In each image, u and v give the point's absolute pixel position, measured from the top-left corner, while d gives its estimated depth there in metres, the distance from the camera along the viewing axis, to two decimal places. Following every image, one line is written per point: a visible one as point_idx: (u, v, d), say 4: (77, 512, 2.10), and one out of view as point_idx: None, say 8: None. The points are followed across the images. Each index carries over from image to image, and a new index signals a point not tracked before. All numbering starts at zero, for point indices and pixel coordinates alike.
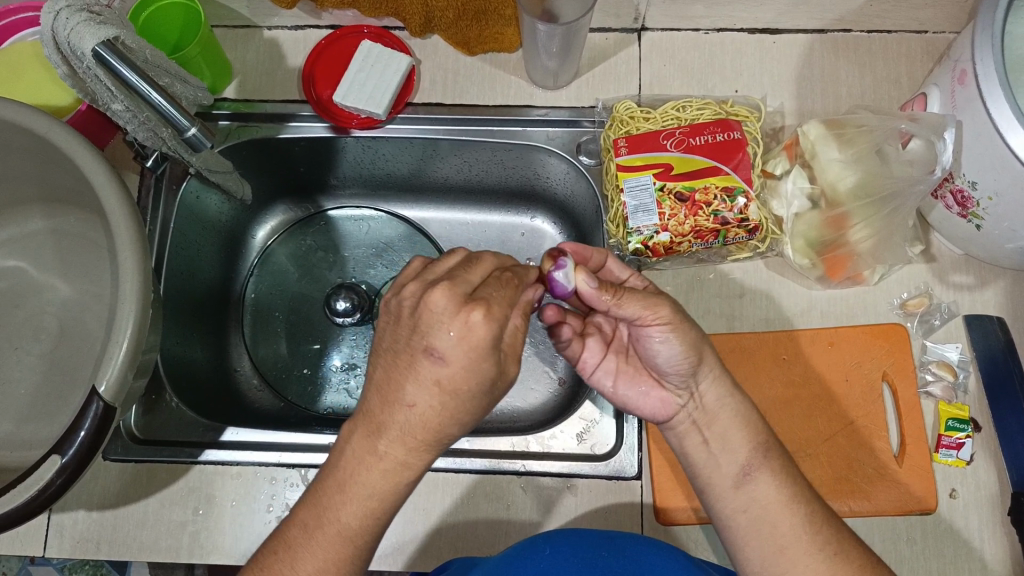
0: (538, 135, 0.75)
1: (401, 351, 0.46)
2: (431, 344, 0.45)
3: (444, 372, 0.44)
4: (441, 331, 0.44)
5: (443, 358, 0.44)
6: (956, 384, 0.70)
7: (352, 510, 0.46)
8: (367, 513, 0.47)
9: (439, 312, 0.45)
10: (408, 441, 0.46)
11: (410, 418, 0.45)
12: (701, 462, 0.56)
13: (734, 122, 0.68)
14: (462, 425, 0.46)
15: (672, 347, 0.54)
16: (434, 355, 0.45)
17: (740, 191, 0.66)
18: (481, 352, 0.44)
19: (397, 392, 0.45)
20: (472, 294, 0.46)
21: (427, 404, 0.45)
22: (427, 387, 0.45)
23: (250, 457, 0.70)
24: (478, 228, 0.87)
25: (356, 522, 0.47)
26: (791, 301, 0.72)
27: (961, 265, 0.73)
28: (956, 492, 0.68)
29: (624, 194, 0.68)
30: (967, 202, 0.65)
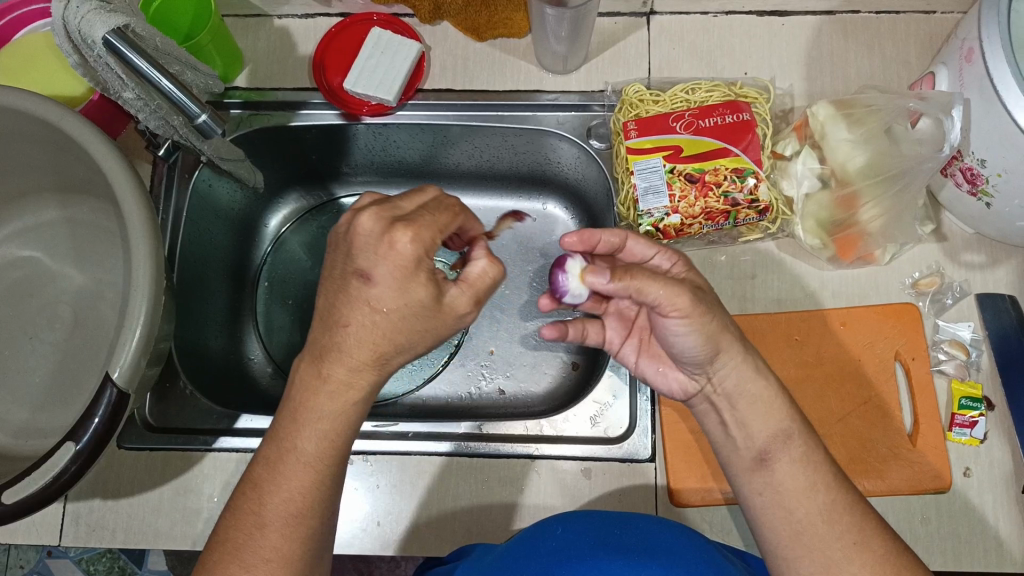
0: (549, 118, 0.75)
1: (339, 277, 0.49)
2: (362, 268, 0.47)
3: (373, 292, 0.47)
4: (370, 254, 0.47)
5: (375, 280, 0.47)
6: (970, 362, 0.70)
7: (307, 435, 0.49)
8: (322, 438, 0.49)
9: (367, 235, 0.47)
10: (351, 361, 0.48)
11: (358, 338, 0.48)
12: (723, 438, 0.58)
13: (744, 104, 0.68)
14: (400, 345, 0.48)
15: (689, 335, 0.54)
16: (364, 277, 0.47)
17: (750, 172, 0.67)
18: (408, 273, 0.47)
19: (336, 315, 0.48)
20: (398, 214, 0.48)
21: (361, 325, 0.47)
22: (366, 313, 0.47)
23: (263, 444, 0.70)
24: (491, 215, 0.87)
25: (311, 447, 0.49)
26: (804, 282, 0.72)
27: (973, 243, 0.72)
28: (970, 471, 0.68)
29: (634, 176, 0.68)
30: (976, 179, 0.65)
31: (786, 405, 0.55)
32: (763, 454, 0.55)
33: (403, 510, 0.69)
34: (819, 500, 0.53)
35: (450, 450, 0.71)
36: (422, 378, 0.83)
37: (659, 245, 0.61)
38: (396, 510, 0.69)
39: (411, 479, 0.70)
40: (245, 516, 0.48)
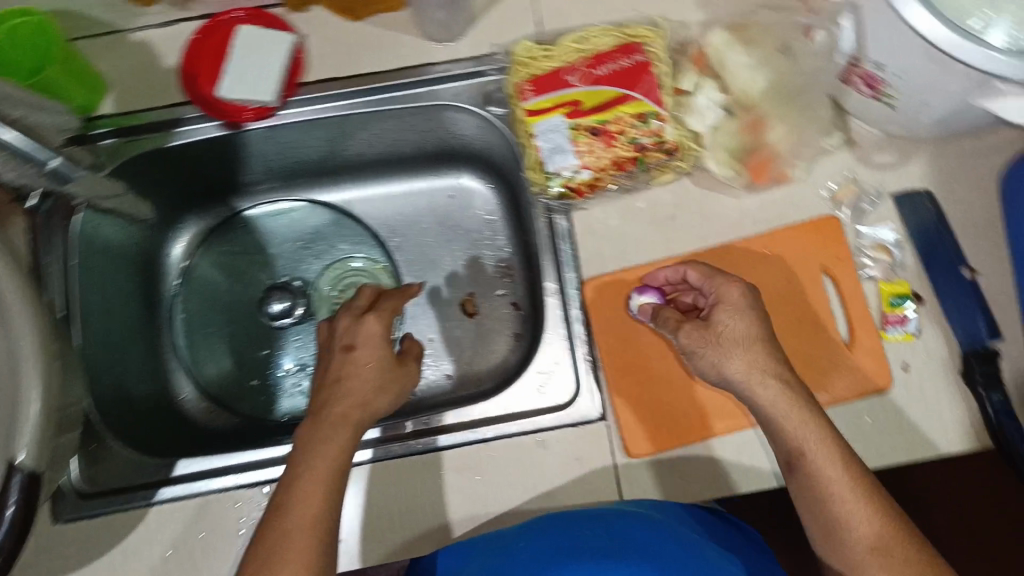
0: (443, 92, 0.72)
1: (327, 355, 0.63)
2: (347, 341, 0.62)
3: (358, 352, 0.61)
4: (352, 330, 0.62)
5: (357, 346, 0.61)
6: (895, 262, 0.71)
7: (321, 459, 0.55)
8: (332, 463, 0.55)
9: (347, 319, 0.63)
10: (352, 403, 0.58)
11: (350, 387, 0.59)
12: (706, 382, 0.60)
13: (636, 45, 0.67)
14: (384, 388, 0.60)
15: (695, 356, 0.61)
16: (348, 346, 0.62)
17: (652, 114, 0.66)
18: (382, 338, 0.62)
19: (332, 377, 0.60)
20: (366, 306, 0.65)
21: (356, 377, 0.60)
22: (357, 370, 0.60)
23: (208, 485, 0.65)
24: (407, 200, 0.85)
25: (326, 467, 0.55)
26: (725, 213, 0.72)
27: (882, 143, 0.72)
28: (908, 365, 0.69)
29: (537, 138, 0.67)
30: (877, 84, 0.63)
31: None
32: None
33: (353, 530, 0.66)
34: None
35: (402, 451, 0.69)
36: None
37: (708, 275, 0.62)
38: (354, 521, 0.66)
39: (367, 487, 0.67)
40: (265, 544, 0.52)
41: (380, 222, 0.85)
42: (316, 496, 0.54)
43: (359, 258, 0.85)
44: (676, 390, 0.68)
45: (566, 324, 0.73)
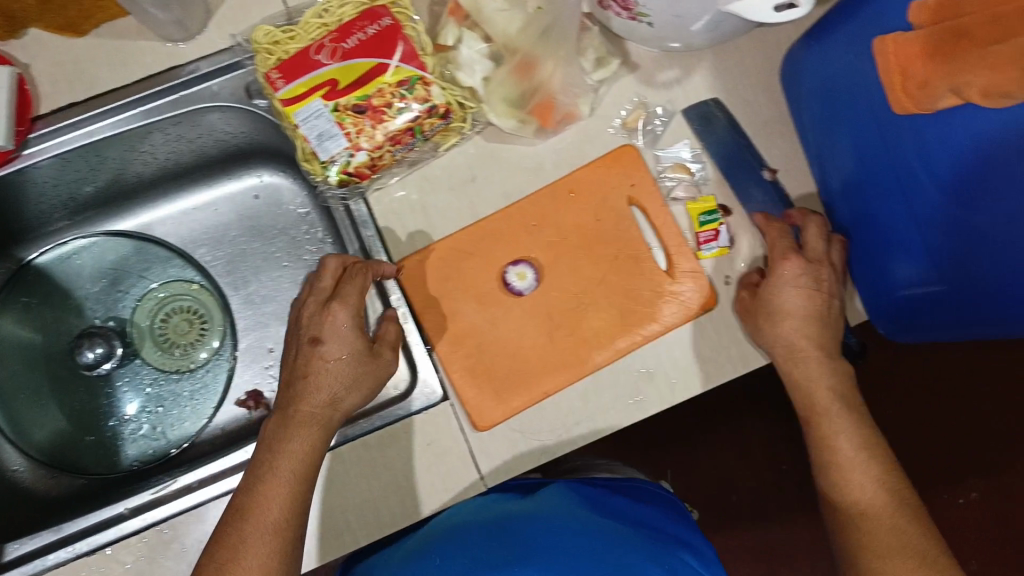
0: (202, 92, 0.66)
1: (298, 344, 0.62)
2: (312, 336, 0.61)
3: (322, 349, 0.60)
4: (316, 325, 0.61)
5: (322, 345, 0.60)
6: (697, 179, 0.70)
7: (279, 492, 0.57)
8: (293, 493, 0.57)
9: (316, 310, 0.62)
10: (309, 422, 0.59)
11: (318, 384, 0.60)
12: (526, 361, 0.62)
13: (382, 8, 0.62)
14: (355, 395, 0.61)
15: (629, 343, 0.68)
16: (315, 343, 0.61)
17: (415, 79, 0.61)
18: (351, 335, 0.61)
19: (307, 374, 0.60)
20: (330, 293, 0.63)
21: (323, 383, 0.60)
22: (321, 373, 0.60)
23: (41, 563, 0.63)
24: (210, 210, 0.81)
25: (280, 508, 0.57)
26: (522, 164, 0.70)
27: (663, 61, 0.71)
28: (729, 277, 0.70)
29: (301, 128, 0.61)
30: (628, 4, 0.61)
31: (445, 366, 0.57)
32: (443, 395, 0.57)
33: None
34: None
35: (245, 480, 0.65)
36: (210, 408, 0.79)
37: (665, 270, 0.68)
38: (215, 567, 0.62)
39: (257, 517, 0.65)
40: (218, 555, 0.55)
41: (188, 239, 0.81)
42: (281, 496, 0.57)
43: (173, 283, 0.81)
44: (507, 353, 0.68)
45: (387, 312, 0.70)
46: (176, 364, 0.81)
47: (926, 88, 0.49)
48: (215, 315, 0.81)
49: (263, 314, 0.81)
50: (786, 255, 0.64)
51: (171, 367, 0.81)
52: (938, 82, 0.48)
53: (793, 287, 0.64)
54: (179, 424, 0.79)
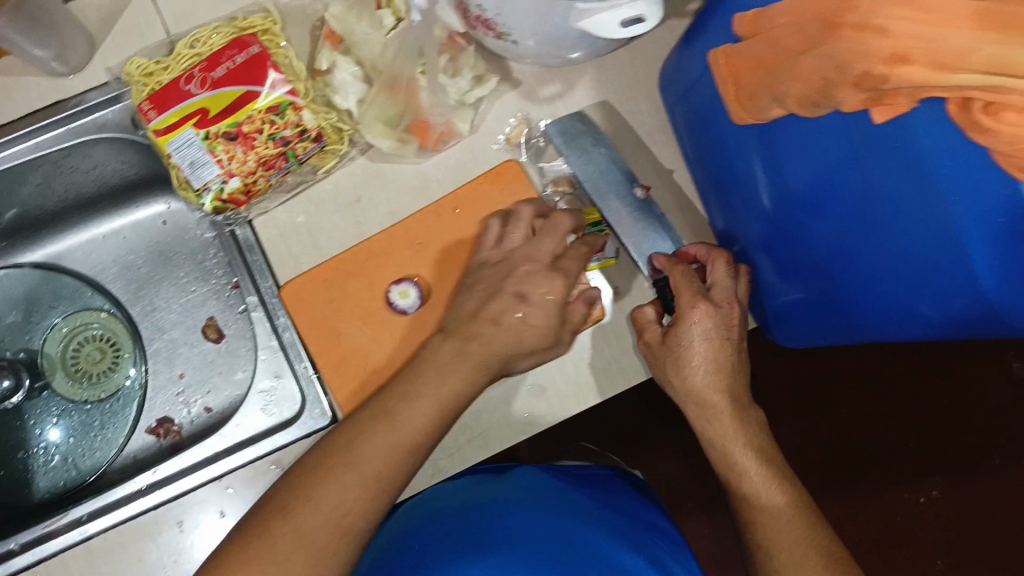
0: (88, 125, 0.68)
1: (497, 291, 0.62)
2: (519, 289, 0.61)
3: (528, 303, 0.61)
4: (531, 282, 0.61)
5: (529, 296, 0.61)
6: (582, 192, 0.71)
7: (374, 458, 0.55)
8: (388, 458, 0.55)
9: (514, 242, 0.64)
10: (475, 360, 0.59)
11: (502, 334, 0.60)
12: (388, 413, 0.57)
13: (250, 37, 0.63)
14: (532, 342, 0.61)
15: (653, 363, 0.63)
16: (520, 295, 0.61)
17: (286, 104, 0.63)
18: (550, 273, 0.62)
19: (488, 313, 0.61)
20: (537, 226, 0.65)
21: (507, 327, 0.60)
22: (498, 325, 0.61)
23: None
24: (118, 239, 0.83)
25: (382, 467, 0.55)
26: (407, 182, 0.71)
27: (546, 76, 0.72)
28: (620, 290, 0.70)
29: (174, 157, 0.63)
30: (492, 24, 0.62)
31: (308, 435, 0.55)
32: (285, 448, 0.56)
33: None
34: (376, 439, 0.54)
35: (135, 510, 0.67)
36: (121, 437, 0.80)
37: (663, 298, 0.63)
38: None
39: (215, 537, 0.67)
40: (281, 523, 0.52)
41: (99, 268, 0.83)
42: (392, 448, 0.55)
43: (83, 313, 0.83)
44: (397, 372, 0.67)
45: (277, 336, 0.71)
46: (88, 393, 0.82)
47: (754, 99, 0.49)
48: (126, 343, 0.83)
49: (171, 339, 0.82)
50: (697, 303, 0.59)
51: (83, 397, 0.82)
52: (763, 92, 0.48)
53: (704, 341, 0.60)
54: (90, 454, 0.79)
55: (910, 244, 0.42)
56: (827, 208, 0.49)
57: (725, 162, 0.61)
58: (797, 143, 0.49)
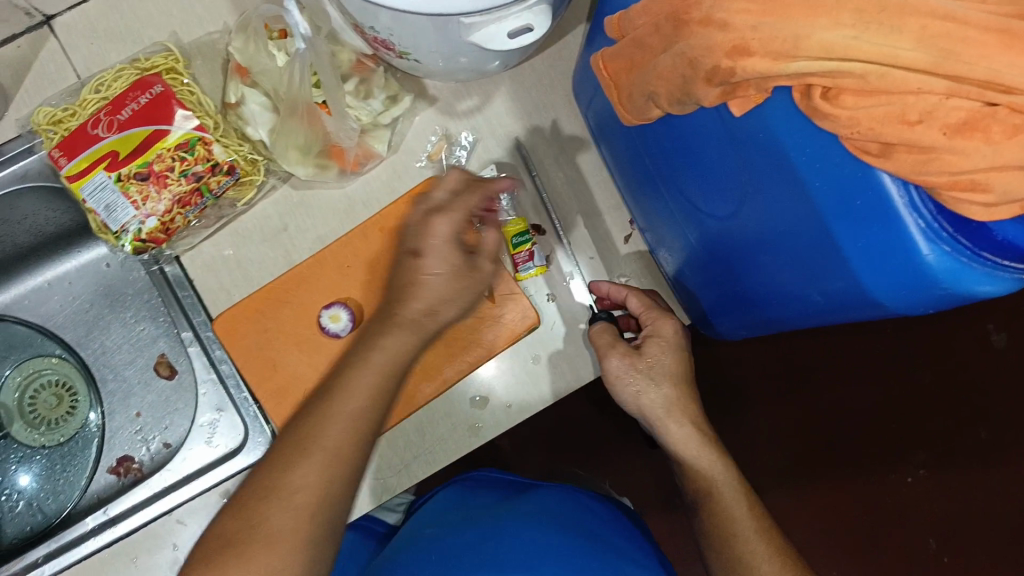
0: (8, 179, 0.68)
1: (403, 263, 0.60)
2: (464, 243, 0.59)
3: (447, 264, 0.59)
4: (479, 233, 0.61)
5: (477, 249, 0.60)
6: (506, 202, 0.71)
7: (339, 427, 0.55)
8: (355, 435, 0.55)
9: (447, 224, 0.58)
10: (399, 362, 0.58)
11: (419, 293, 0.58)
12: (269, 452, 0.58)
13: (153, 77, 0.63)
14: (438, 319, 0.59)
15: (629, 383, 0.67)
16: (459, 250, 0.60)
17: (195, 141, 0.63)
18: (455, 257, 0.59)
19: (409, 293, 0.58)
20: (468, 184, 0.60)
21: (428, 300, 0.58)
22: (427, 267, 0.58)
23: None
24: (60, 285, 0.82)
25: (345, 441, 0.55)
26: (333, 207, 0.71)
27: (462, 90, 0.71)
28: (552, 295, 0.70)
29: (88, 203, 0.63)
30: (388, 45, 0.61)
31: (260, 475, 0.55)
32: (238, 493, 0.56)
33: None
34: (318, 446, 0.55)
35: (92, 548, 0.68)
36: (82, 478, 0.82)
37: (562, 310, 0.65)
38: None
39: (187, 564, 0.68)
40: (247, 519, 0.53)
41: (45, 316, 0.83)
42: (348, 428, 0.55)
43: (36, 359, 0.84)
44: None
45: (215, 369, 0.71)
46: (47, 437, 0.83)
47: (632, 101, 0.49)
48: (80, 386, 0.84)
49: (125, 379, 0.83)
50: (670, 317, 0.66)
51: (43, 441, 0.83)
52: (637, 93, 0.48)
53: (670, 350, 0.66)
54: (54, 497, 0.81)
55: (781, 231, 0.43)
56: (717, 209, 0.49)
57: (635, 169, 0.61)
58: (682, 149, 0.49)
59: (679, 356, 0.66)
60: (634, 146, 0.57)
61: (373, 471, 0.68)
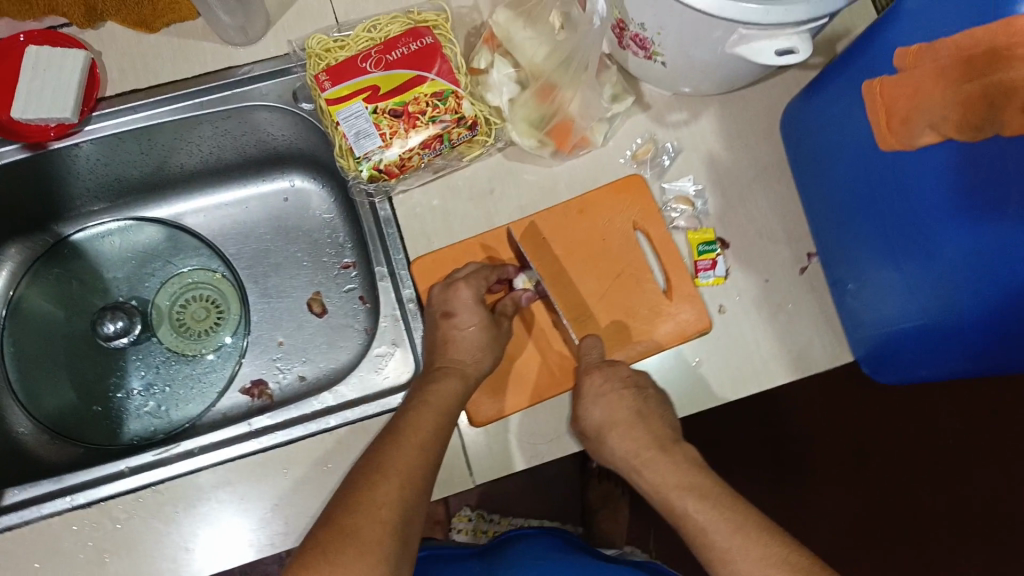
0: (252, 92, 0.72)
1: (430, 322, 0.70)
2: (447, 311, 0.69)
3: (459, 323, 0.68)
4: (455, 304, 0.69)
5: (460, 317, 0.68)
6: (698, 212, 0.76)
7: (385, 490, 0.58)
8: (399, 490, 0.59)
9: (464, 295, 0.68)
10: (416, 454, 0.61)
11: (455, 349, 0.68)
12: (429, 440, 0.63)
13: (424, 29, 0.69)
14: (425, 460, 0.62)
15: (600, 410, 0.67)
16: (448, 316, 0.69)
17: (449, 93, 0.68)
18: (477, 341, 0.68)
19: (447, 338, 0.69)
20: (454, 275, 0.70)
21: (461, 339, 0.68)
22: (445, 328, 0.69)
23: (37, 513, 0.69)
24: (240, 207, 0.87)
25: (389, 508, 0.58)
26: (537, 182, 0.75)
27: (674, 104, 0.78)
28: (724, 306, 0.74)
29: (341, 126, 0.67)
30: (646, 44, 0.68)
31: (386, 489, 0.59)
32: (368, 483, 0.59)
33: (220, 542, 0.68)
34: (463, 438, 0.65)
35: (248, 449, 0.71)
36: (214, 392, 0.84)
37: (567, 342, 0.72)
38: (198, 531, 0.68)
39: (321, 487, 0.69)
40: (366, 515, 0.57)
41: (217, 233, 0.88)
42: (393, 491, 0.59)
43: (197, 272, 0.88)
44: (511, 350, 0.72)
45: (400, 307, 0.76)
46: (189, 347, 0.86)
47: (906, 124, 0.56)
48: (233, 306, 0.88)
49: (277, 309, 0.86)
50: (594, 368, 0.68)
51: (185, 350, 0.86)
52: (916, 118, 0.55)
53: (599, 404, 0.67)
54: (183, 405, 0.84)
55: None
56: (975, 232, 0.56)
57: (858, 198, 0.67)
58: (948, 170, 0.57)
59: (605, 404, 0.67)
60: (875, 176, 0.64)
61: (529, 433, 0.71)
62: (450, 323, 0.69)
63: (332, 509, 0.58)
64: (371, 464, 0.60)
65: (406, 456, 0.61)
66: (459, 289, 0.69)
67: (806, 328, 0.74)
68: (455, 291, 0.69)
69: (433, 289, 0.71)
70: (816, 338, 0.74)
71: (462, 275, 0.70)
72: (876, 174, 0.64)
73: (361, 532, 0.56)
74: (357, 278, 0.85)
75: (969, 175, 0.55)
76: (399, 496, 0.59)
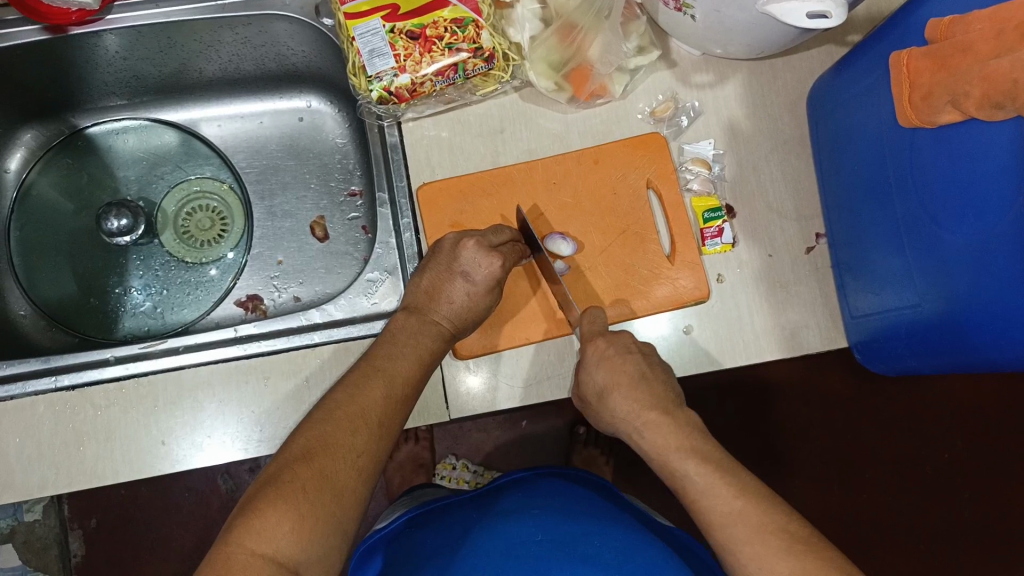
0: (274, 1, 0.71)
1: (443, 269, 0.66)
2: (465, 272, 0.65)
3: (468, 286, 0.65)
4: (476, 267, 0.65)
5: (474, 283, 0.65)
6: (714, 177, 0.74)
7: (347, 431, 0.57)
8: (364, 430, 0.58)
9: (480, 266, 0.65)
10: (387, 399, 0.60)
11: (449, 304, 0.66)
12: (399, 387, 0.61)
13: None
14: (392, 411, 0.60)
15: (600, 380, 0.63)
16: (466, 277, 0.65)
17: (470, 21, 0.66)
18: (471, 313, 0.66)
19: (442, 292, 0.66)
20: (494, 241, 0.66)
21: (461, 304, 0.66)
22: (454, 283, 0.65)
23: (22, 389, 0.70)
24: (255, 121, 0.88)
25: (358, 454, 0.57)
26: (549, 127, 0.74)
27: (701, 64, 0.75)
28: (723, 276, 0.73)
29: (356, 42, 0.67)
30: None
31: (357, 437, 0.58)
32: (331, 413, 0.58)
33: (196, 441, 0.69)
34: (417, 387, 0.63)
35: (230, 355, 0.71)
36: (210, 302, 0.85)
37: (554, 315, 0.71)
38: (180, 427, 0.69)
39: (296, 401, 0.69)
40: (329, 455, 0.56)
41: (230, 145, 0.88)
42: (363, 432, 0.58)
43: (205, 181, 0.88)
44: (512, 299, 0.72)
45: (396, 235, 0.76)
46: (190, 254, 0.87)
47: (927, 100, 0.54)
48: (237, 221, 0.88)
49: (280, 228, 0.86)
50: (596, 336, 0.64)
51: (185, 256, 0.87)
52: (939, 93, 0.52)
53: (601, 367, 0.63)
54: (179, 310, 0.84)
55: None
56: (977, 219, 0.53)
57: (875, 181, 0.65)
58: (957, 150, 0.54)
59: (610, 371, 0.62)
60: (891, 154, 0.62)
61: (508, 373, 0.71)
62: (462, 282, 0.65)
63: (292, 440, 0.57)
64: (342, 395, 0.59)
65: (373, 398, 0.60)
66: (494, 263, 0.65)
67: (803, 311, 0.73)
68: (489, 263, 0.65)
69: (467, 247, 0.65)
70: (811, 320, 0.73)
71: (486, 238, 0.66)
72: (894, 158, 0.61)
73: (328, 472, 0.55)
74: (360, 205, 0.85)
75: (977, 167, 0.52)
76: (362, 441, 0.58)
